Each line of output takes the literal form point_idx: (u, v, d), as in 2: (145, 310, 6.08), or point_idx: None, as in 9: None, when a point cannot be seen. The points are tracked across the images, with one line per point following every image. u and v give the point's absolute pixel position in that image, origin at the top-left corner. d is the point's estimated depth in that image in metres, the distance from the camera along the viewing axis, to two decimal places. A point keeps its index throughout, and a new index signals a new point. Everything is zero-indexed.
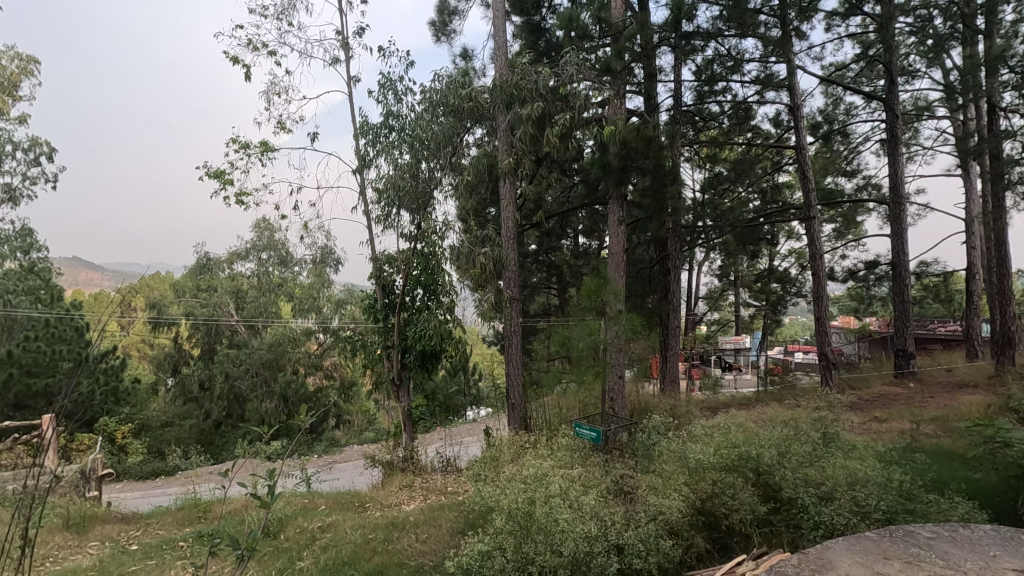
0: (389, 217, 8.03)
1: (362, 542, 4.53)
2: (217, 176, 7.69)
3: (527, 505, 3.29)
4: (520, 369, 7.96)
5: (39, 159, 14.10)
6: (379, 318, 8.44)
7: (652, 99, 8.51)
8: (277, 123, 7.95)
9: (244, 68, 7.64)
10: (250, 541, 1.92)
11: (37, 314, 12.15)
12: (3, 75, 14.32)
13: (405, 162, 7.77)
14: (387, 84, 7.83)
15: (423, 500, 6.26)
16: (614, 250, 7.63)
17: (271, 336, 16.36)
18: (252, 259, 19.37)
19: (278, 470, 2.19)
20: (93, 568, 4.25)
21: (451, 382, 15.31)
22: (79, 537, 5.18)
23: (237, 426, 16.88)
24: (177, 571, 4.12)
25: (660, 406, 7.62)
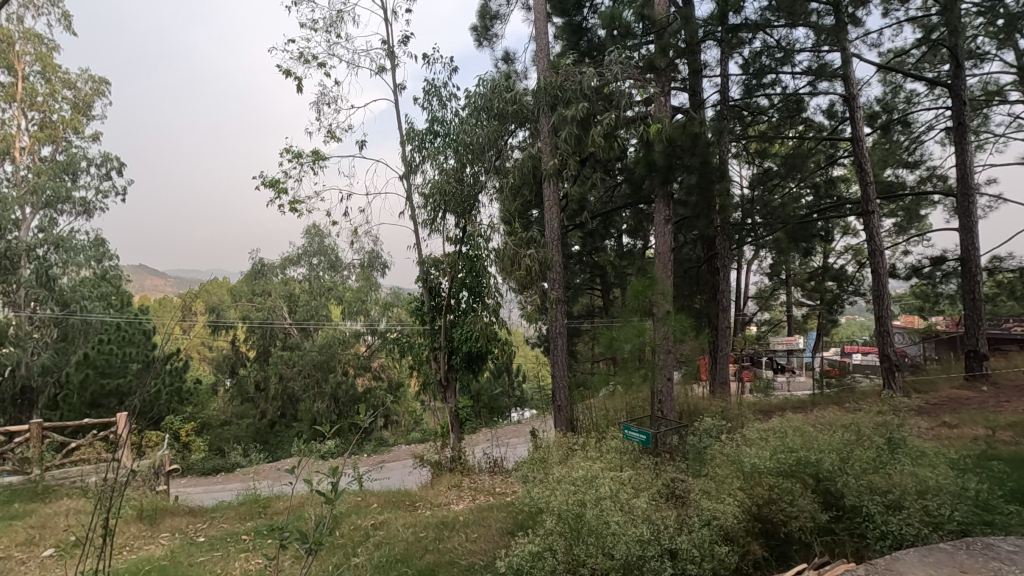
0: (435, 221, 8.19)
1: (414, 540, 4.61)
2: (272, 185, 8.03)
3: (578, 506, 3.29)
4: (566, 371, 7.94)
5: (111, 173, 15.06)
6: (425, 320, 8.60)
7: (697, 95, 8.33)
8: (327, 132, 8.23)
9: (296, 81, 7.95)
10: (318, 535, 2.08)
11: (107, 317, 13.36)
12: (77, 96, 15.35)
13: (451, 167, 7.91)
14: (432, 90, 7.99)
15: (472, 500, 6.34)
16: (661, 250, 7.53)
17: (323, 338, 17.01)
18: (303, 264, 19.90)
19: (340, 467, 2.32)
20: (165, 557, 4.51)
21: (496, 383, 15.42)
22: (151, 529, 5.50)
23: (291, 426, 17.46)
24: (243, 563, 4.34)
25: (711, 409, 7.43)
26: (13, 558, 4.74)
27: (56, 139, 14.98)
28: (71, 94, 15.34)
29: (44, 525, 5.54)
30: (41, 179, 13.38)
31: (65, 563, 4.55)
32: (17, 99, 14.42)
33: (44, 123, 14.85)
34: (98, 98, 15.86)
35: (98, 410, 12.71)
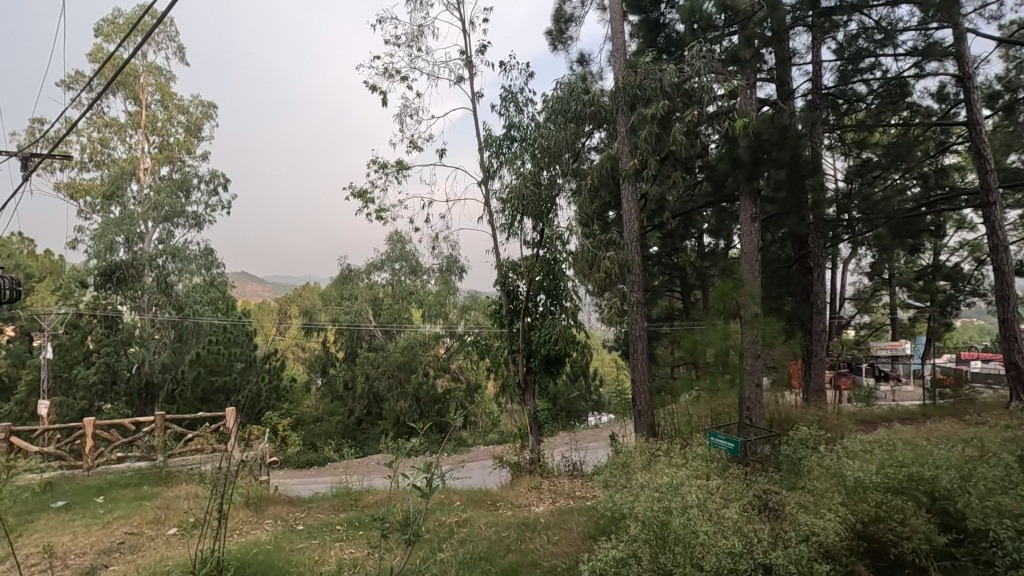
0: (513, 225, 8.30)
1: (496, 540, 4.69)
2: (360, 196, 8.47)
3: (663, 513, 3.21)
4: (646, 375, 7.76)
5: (218, 189, 16.53)
6: (504, 324, 8.73)
7: (786, 85, 7.88)
8: (409, 143, 8.57)
9: (380, 95, 8.35)
10: (416, 528, 2.56)
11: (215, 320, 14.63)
12: (189, 119, 16.98)
13: (528, 171, 7.98)
14: (509, 97, 8.12)
15: (552, 503, 6.34)
16: (748, 250, 7.22)
17: (406, 340, 17.98)
18: (386, 270, 19.51)
19: (432, 464, 2.78)
20: (270, 542, 4.88)
21: (573, 387, 15.34)
22: (257, 515, 5.97)
23: (376, 424, 18.27)
24: (341, 550, 4.63)
25: (805, 417, 6.97)
26: (144, 534, 5.32)
27: (172, 160, 16.66)
28: (185, 118, 16.99)
29: (168, 507, 6.18)
30: (160, 196, 14.92)
31: (186, 541, 5.02)
32: (142, 125, 16.24)
33: (162, 146, 16.56)
34: (207, 121, 17.46)
35: (208, 405, 13.94)
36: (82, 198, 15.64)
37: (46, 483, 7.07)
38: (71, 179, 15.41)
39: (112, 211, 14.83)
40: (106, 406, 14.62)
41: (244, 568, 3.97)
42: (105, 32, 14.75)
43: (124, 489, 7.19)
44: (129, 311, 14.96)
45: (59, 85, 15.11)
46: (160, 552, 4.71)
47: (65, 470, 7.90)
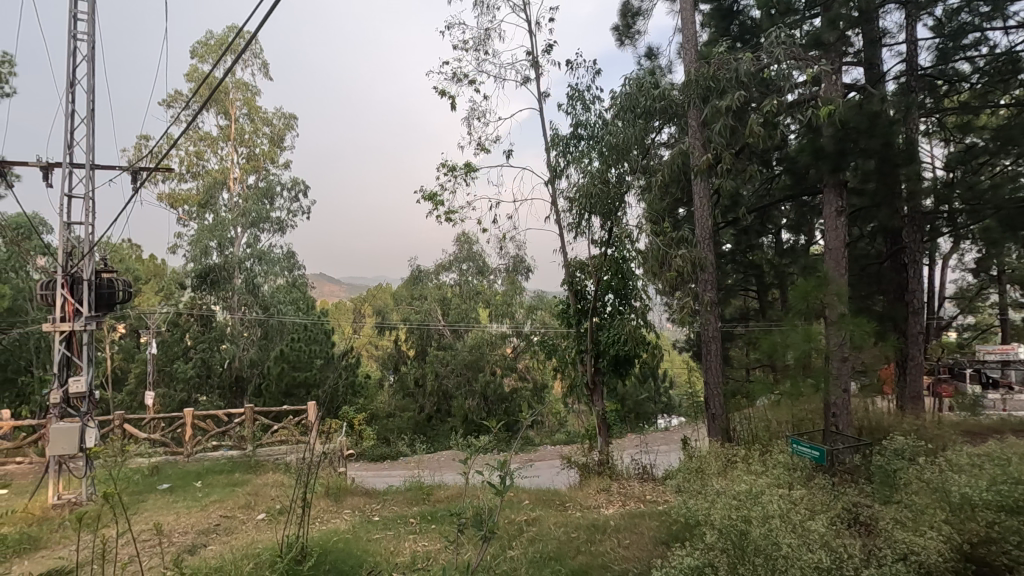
0: (580, 224, 8.26)
1: (566, 540, 4.67)
2: (431, 198, 8.71)
3: (742, 522, 3.08)
4: (721, 378, 7.48)
5: (299, 196, 17.52)
6: (572, 323, 8.69)
7: (875, 68, 7.33)
8: (477, 145, 8.73)
9: (450, 99, 8.56)
10: (491, 525, 2.60)
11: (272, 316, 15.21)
12: (273, 131, 18.10)
13: (596, 169, 7.90)
14: (576, 95, 8.08)
15: (622, 506, 6.23)
16: (832, 246, 6.83)
17: (473, 339, 18.43)
18: (454, 270, 19.93)
19: (506, 461, 2.83)
20: (349, 531, 5.11)
21: (642, 388, 15.01)
22: (336, 505, 6.28)
23: (445, 420, 18.69)
24: (414, 542, 4.79)
25: (900, 427, 6.45)
26: (237, 518, 5.73)
27: (258, 169, 17.82)
28: (270, 130, 18.16)
29: (257, 493, 6.63)
30: (248, 204, 16.00)
31: (274, 526, 5.35)
32: (232, 138, 17.52)
33: (249, 157, 17.77)
34: (288, 132, 18.56)
35: (291, 399, 14.83)
36: (181, 207, 17.07)
37: (153, 467, 7.77)
38: (172, 190, 16.86)
39: (207, 219, 16.08)
40: (202, 398, 15.86)
41: (326, 555, 4.19)
42: (200, 53, 16.02)
43: (219, 475, 7.78)
44: (221, 311, 16.13)
45: (161, 104, 16.56)
46: (251, 535, 5.04)
47: (168, 456, 8.65)
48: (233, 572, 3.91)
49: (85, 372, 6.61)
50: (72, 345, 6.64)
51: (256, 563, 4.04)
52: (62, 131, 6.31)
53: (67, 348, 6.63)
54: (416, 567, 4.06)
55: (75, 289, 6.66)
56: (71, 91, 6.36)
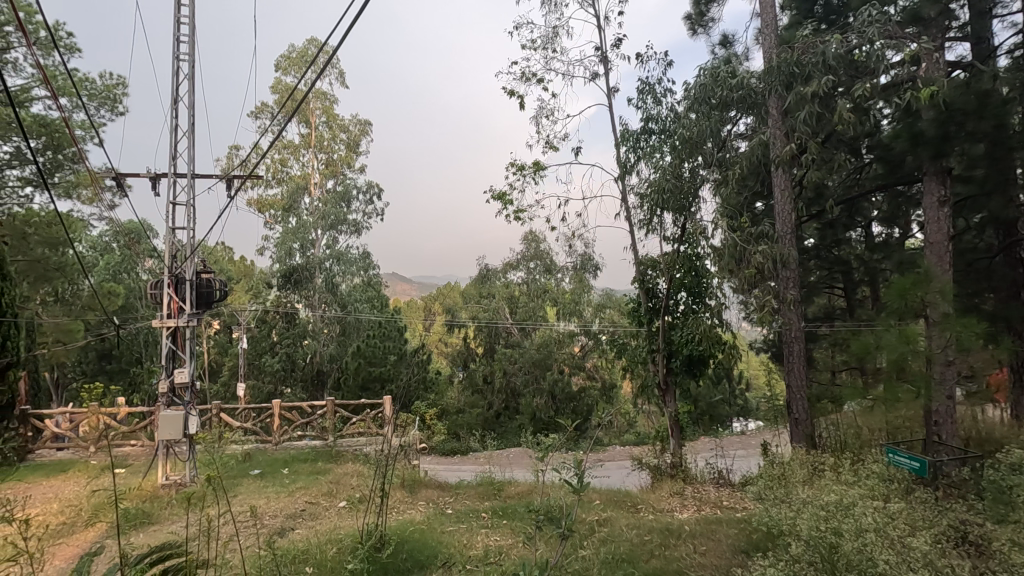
0: (652, 221, 8.09)
1: (639, 542, 4.59)
2: (500, 198, 8.81)
3: (831, 535, 2.91)
4: (804, 381, 7.07)
5: (373, 198, 18.23)
6: (643, 322, 8.54)
7: (986, 42, 6.64)
8: (546, 143, 8.73)
9: (518, 99, 8.62)
10: (569, 523, 2.60)
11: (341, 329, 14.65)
12: (349, 137, 18.94)
13: (668, 164, 7.71)
14: (646, 88, 7.88)
15: (697, 510, 6.04)
16: (934, 240, 6.31)
17: (541, 338, 18.49)
18: (522, 269, 19.72)
19: (584, 460, 2.83)
20: (423, 522, 5.27)
21: (716, 390, 14.46)
22: (411, 496, 6.51)
23: (514, 418, 18.86)
24: (486, 536, 4.87)
25: (1016, 439, 5.83)
26: (320, 504, 6.06)
27: (336, 173, 18.70)
28: (346, 136, 19.02)
29: (338, 482, 6.98)
30: (327, 207, 16.84)
31: (354, 513, 5.61)
32: (312, 145, 18.50)
33: (328, 162, 18.68)
34: (363, 137, 19.35)
35: (367, 393, 15.52)
36: (267, 211, 18.25)
37: (246, 453, 8.38)
38: (259, 196, 18.06)
39: (290, 222, 17.06)
40: (287, 390, 16.89)
41: (402, 544, 4.35)
42: (284, 66, 17.03)
43: (304, 463, 8.26)
44: (303, 308, 17.09)
45: (250, 116, 17.76)
46: (333, 521, 5.31)
47: (259, 443, 9.30)
48: (318, 555, 4.13)
49: (189, 365, 7.21)
50: (177, 340, 7.26)
51: (339, 548, 4.27)
52: (168, 144, 6.91)
53: (173, 342, 7.27)
54: (488, 562, 4.12)
55: (180, 288, 7.28)
56: (174, 107, 6.95)
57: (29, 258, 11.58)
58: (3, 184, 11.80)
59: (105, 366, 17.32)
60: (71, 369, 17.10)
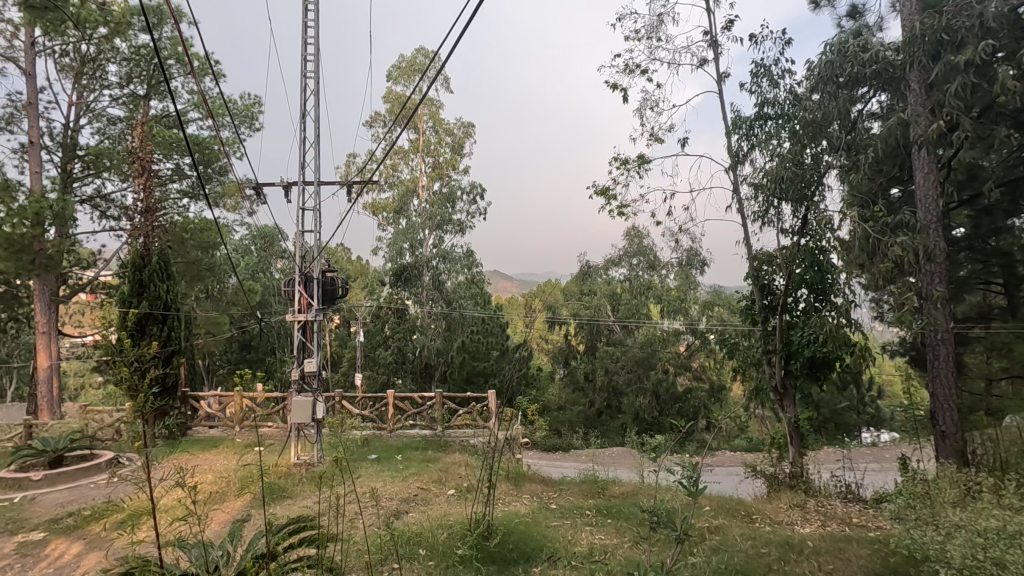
0: (768, 213, 7.58)
1: (754, 555, 4.32)
2: (603, 193, 8.70)
3: (992, 566, 2.60)
4: (953, 389, 6.27)
5: (477, 198, 18.76)
6: (758, 321, 8.05)
7: None
8: (650, 135, 8.47)
9: (621, 92, 8.44)
10: (685, 526, 2.54)
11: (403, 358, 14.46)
12: (455, 140, 19.69)
13: (788, 151, 7.18)
14: (761, 70, 7.37)
15: (822, 526, 5.56)
16: None
17: (644, 336, 18.02)
18: (624, 265, 19.50)
19: (700, 464, 2.76)
20: (528, 515, 5.36)
21: (842, 396, 13.22)
22: (516, 489, 6.67)
23: (616, 416, 18.59)
24: (590, 533, 4.86)
25: None
26: (431, 491, 6.38)
27: (442, 176, 19.51)
28: (452, 139, 19.77)
29: (447, 470, 7.31)
30: (435, 208, 17.56)
31: (462, 501, 5.84)
32: (421, 149, 19.46)
33: (434, 165, 19.53)
34: (467, 140, 19.98)
35: (472, 386, 16.22)
36: (380, 213, 19.47)
37: (365, 439, 9.05)
38: (374, 199, 19.35)
39: (400, 223, 18.03)
40: (399, 381, 17.98)
41: (509, 535, 4.49)
42: (395, 76, 18.02)
43: (415, 450, 8.74)
44: (412, 305, 18.03)
45: (365, 125, 19.06)
46: (444, 508, 5.57)
47: (376, 430, 9.99)
48: (430, 539, 4.36)
49: (315, 355, 7.90)
50: (306, 332, 8.00)
51: (449, 534, 4.48)
52: (297, 155, 7.60)
53: (303, 334, 8.01)
54: (594, 559, 4.10)
55: (308, 286, 8.02)
56: (303, 120, 7.63)
57: (187, 260, 13.34)
58: (168, 196, 13.68)
59: (246, 354, 19.51)
60: (220, 357, 19.46)
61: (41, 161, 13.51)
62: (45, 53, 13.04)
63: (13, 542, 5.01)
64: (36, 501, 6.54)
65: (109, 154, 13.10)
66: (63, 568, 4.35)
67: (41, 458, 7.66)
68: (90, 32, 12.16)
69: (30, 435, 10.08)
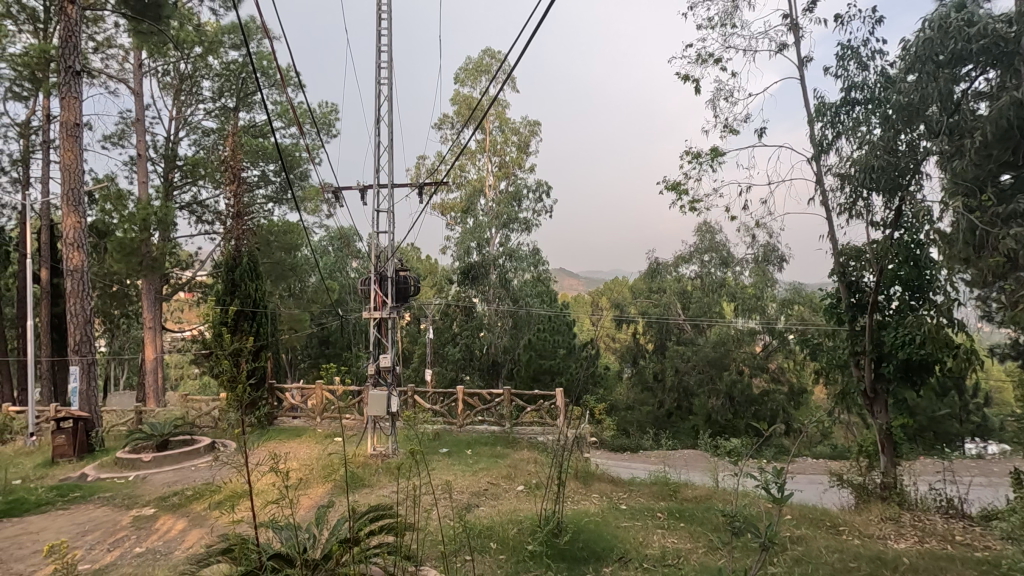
0: (856, 205, 7.11)
1: (841, 569, 4.07)
2: (674, 188, 8.45)
3: None
4: None
5: (543, 196, 18.76)
6: (845, 321, 7.61)
7: None
8: (724, 127, 8.14)
9: (693, 84, 8.16)
10: (770, 534, 2.45)
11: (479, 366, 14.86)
12: (521, 139, 19.80)
13: (879, 137, 6.68)
14: (848, 53, 6.90)
15: (919, 542, 5.14)
16: None
17: (717, 335, 17.38)
18: (695, 262, 18.87)
19: (785, 470, 2.65)
20: (598, 514, 5.32)
21: (941, 403, 12.15)
22: (586, 488, 6.65)
23: (687, 418, 18.04)
24: (662, 536, 4.77)
25: None
26: (501, 486, 6.48)
27: (508, 175, 19.67)
28: (518, 139, 19.89)
29: (517, 467, 7.39)
30: (501, 207, 17.67)
31: (532, 498, 5.88)
32: (488, 149, 19.72)
33: (501, 165, 19.73)
34: (533, 138, 20.03)
35: (539, 383, 16.37)
36: (449, 214, 19.91)
37: (436, 433, 9.31)
38: (442, 200, 19.82)
39: (468, 222, 18.35)
40: (467, 377, 18.37)
41: (579, 534, 4.48)
42: (462, 78, 18.36)
43: (484, 446, 8.90)
44: (479, 303, 18.27)
45: (434, 128, 19.54)
46: (514, 503, 5.65)
47: (446, 425, 10.26)
48: (501, 533, 4.45)
49: (389, 351, 8.20)
50: (381, 329, 8.33)
51: (519, 529, 4.54)
52: (372, 159, 7.93)
53: (378, 331, 8.36)
54: (667, 563, 4.02)
55: (383, 284, 8.34)
56: (377, 126, 7.96)
57: (272, 260, 14.23)
58: (255, 201, 14.68)
59: (324, 350, 20.55)
60: (301, 352, 20.63)
61: (147, 172, 14.90)
62: (150, 73, 14.34)
63: (129, 516, 5.58)
64: (148, 480, 7.26)
65: (205, 164, 14.26)
66: (170, 542, 4.79)
67: (150, 441, 8.46)
68: (187, 52, 13.25)
69: (141, 421, 11.15)
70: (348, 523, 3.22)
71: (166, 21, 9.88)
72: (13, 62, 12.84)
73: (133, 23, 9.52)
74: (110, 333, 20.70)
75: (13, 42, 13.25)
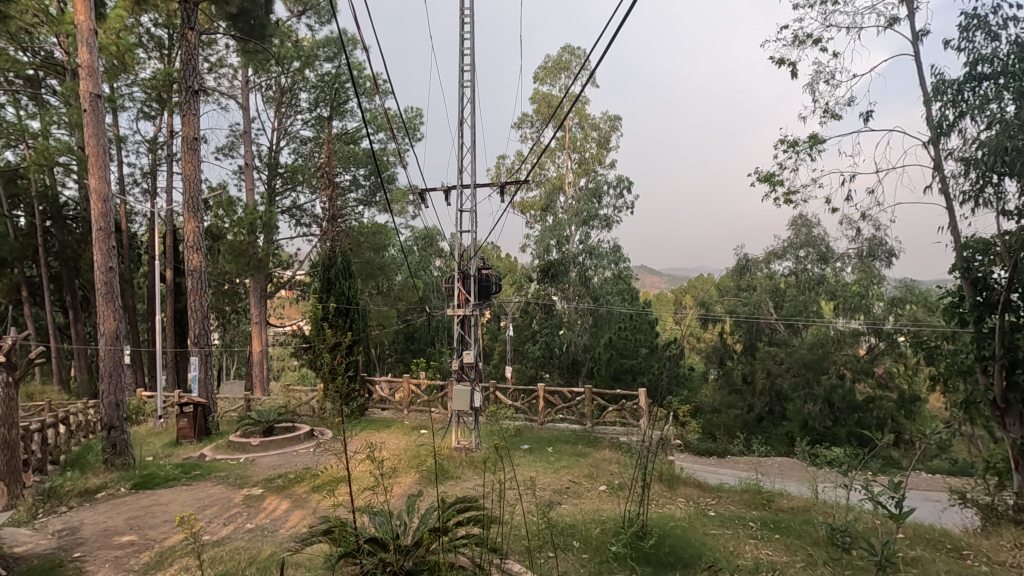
0: (984, 193, 6.35)
1: None
2: (767, 180, 7.98)
3: None
4: None
5: (623, 192, 18.38)
6: (969, 321, 6.83)
7: None
8: (824, 112, 7.57)
9: (789, 67, 7.64)
10: (887, 553, 2.31)
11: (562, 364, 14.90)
12: (600, 135, 19.53)
13: (1012, 115, 5.93)
14: (975, 23, 6.17)
15: None
16: None
17: (814, 336, 16.27)
18: (789, 258, 17.54)
19: (904, 485, 2.48)
20: (685, 520, 5.15)
21: None
22: (672, 491, 6.46)
23: (779, 424, 17.15)
24: (756, 547, 4.52)
25: None
26: (583, 485, 6.42)
27: (588, 172, 19.45)
28: (597, 135, 19.62)
29: (598, 467, 7.30)
30: (580, 204, 17.45)
31: (614, 499, 5.79)
32: (567, 147, 19.62)
33: (581, 162, 19.56)
34: (613, 133, 19.65)
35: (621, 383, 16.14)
36: (528, 212, 20.03)
37: (518, 429, 9.42)
38: (522, 199, 19.99)
39: (548, 220, 18.35)
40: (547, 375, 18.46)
41: (665, 538, 4.37)
42: (540, 77, 18.39)
43: (566, 444, 8.90)
44: (559, 301, 18.14)
45: (513, 127, 19.75)
46: (597, 503, 5.60)
47: (527, 422, 10.36)
48: (585, 532, 4.42)
49: (473, 347, 8.39)
50: (464, 326, 8.62)
51: (603, 529, 4.51)
52: (455, 161, 8.13)
53: (462, 328, 8.70)
54: None
55: (466, 282, 8.56)
56: (460, 127, 8.15)
57: (363, 260, 15.02)
58: (347, 204, 15.56)
59: (410, 345, 21.43)
60: (388, 347, 21.63)
61: (253, 180, 16.24)
62: (255, 89, 15.61)
63: (241, 494, 6.13)
64: (256, 462, 7.94)
65: (305, 171, 15.36)
66: (277, 520, 5.21)
67: (257, 427, 9.23)
68: (287, 67, 14.29)
69: (250, 408, 12.20)
70: (436, 513, 3.32)
71: (269, 40, 10.67)
72: (143, 86, 14.47)
73: (240, 43, 10.40)
74: (223, 327, 22.78)
75: (144, 68, 14.93)
